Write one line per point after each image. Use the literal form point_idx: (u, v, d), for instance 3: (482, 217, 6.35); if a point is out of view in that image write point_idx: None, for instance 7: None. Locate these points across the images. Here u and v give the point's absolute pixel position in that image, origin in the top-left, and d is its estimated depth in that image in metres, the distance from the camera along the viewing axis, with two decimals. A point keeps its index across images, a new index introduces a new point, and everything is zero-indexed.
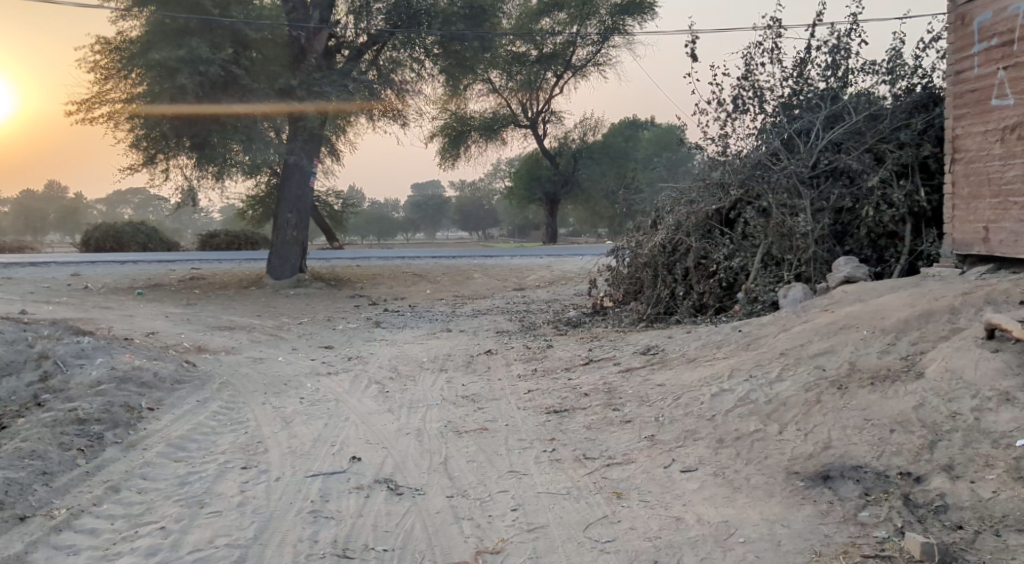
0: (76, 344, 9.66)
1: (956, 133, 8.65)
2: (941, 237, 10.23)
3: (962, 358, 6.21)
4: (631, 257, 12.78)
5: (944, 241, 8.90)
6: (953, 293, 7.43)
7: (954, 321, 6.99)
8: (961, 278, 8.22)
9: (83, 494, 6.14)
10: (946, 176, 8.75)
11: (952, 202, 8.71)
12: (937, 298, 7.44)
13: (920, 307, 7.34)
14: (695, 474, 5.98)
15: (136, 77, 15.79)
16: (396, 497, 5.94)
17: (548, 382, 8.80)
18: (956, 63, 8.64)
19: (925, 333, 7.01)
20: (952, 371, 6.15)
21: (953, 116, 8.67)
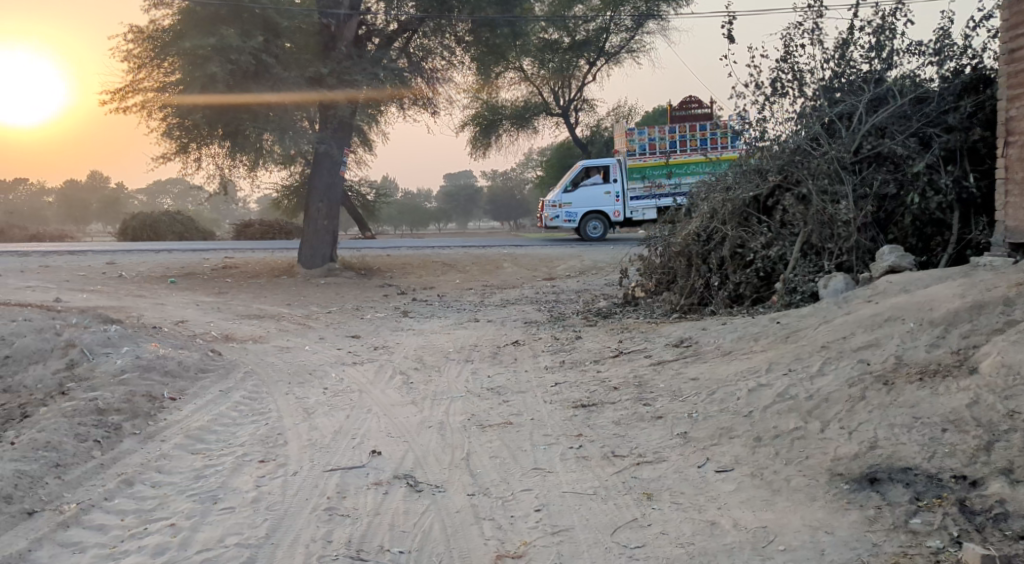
0: (103, 332, 9.46)
1: (1011, 114, 8.18)
2: (991, 225, 9.81)
3: (1019, 353, 5.78)
4: (665, 246, 12.40)
5: (996, 228, 8.42)
6: (1007, 284, 6.98)
7: (1008, 313, 6.55)
8: (1015, 268, 7.73)
9: (95, 487, 5.92)
10: (998, 160, 8.29)
11: (1005, 186, 8.25)
12: (991, 288, 7.00)
13: (971, 299, 6.91)
14: (730, 476, 5.63)
15: (169, 65, 15.61)
16: (416, 495, 5.65)
17: (577, 374, 8.48)
18: (1011, 41, 8.16)
19: (977, 326, 6.58)
20: (1010, 367, 5.72)
21: (1007, 97, 8.20)
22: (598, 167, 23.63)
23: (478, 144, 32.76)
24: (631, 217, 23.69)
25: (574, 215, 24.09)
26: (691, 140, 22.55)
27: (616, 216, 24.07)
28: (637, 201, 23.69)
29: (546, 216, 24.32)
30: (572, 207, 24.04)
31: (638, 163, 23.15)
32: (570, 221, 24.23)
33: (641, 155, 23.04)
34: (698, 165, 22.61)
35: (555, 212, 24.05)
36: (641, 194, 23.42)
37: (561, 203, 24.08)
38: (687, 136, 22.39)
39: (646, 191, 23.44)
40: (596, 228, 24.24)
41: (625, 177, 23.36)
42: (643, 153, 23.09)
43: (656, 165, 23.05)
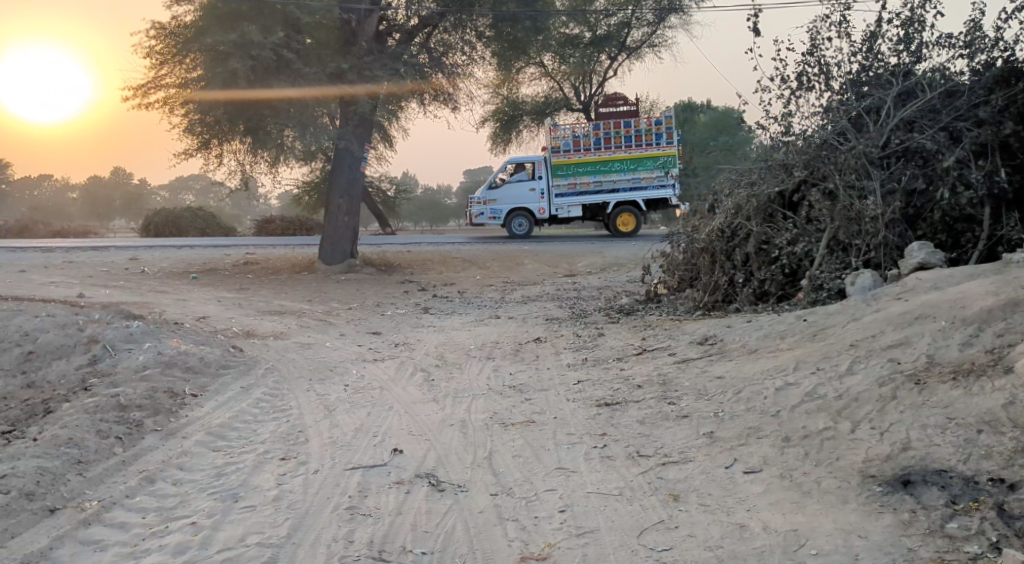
0: (126, 327, 9.44)
1: None
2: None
3: None
4: (688, 243, 12.26)
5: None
6: None
7: None
8: None
9: (117, 484, 5.88)
10: None
11: None
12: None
13: (1005, 296, 6.75)
14: (758, 477, 5.52)
15: (191, 61, 15.60)
16: (438, 494, 5.57)
17: (600, 372, 8.38)
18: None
19: (1011, 324, 6.42)
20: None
21: None
22: (523, 163, 23.58)
23: (498, 140, 32.68)
24: (556, 214, 23.76)
25: (500, 212, 24.10)
26: (616, 138, 23.25)
27: (541, 214, 23.99)
28: (562, 198, 23.75)
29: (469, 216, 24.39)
30: (497, 205, 24.04)
31: (563, 160, 23.40)
32: (495, 218, 24.31)
33: (567, 153, 23.27)
34: (623, 162, 23.39)
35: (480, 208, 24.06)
36: (568, 191, 23.59)
37: (487, 200, 24.17)
38: (611, 134, 23.19)
39: (573, 189, 23.63)
40: (521, 225, 24.10)
41: (551, 174, 23.50)
42: (569, 150, 23.32)
43: (582, 162, 23.41)
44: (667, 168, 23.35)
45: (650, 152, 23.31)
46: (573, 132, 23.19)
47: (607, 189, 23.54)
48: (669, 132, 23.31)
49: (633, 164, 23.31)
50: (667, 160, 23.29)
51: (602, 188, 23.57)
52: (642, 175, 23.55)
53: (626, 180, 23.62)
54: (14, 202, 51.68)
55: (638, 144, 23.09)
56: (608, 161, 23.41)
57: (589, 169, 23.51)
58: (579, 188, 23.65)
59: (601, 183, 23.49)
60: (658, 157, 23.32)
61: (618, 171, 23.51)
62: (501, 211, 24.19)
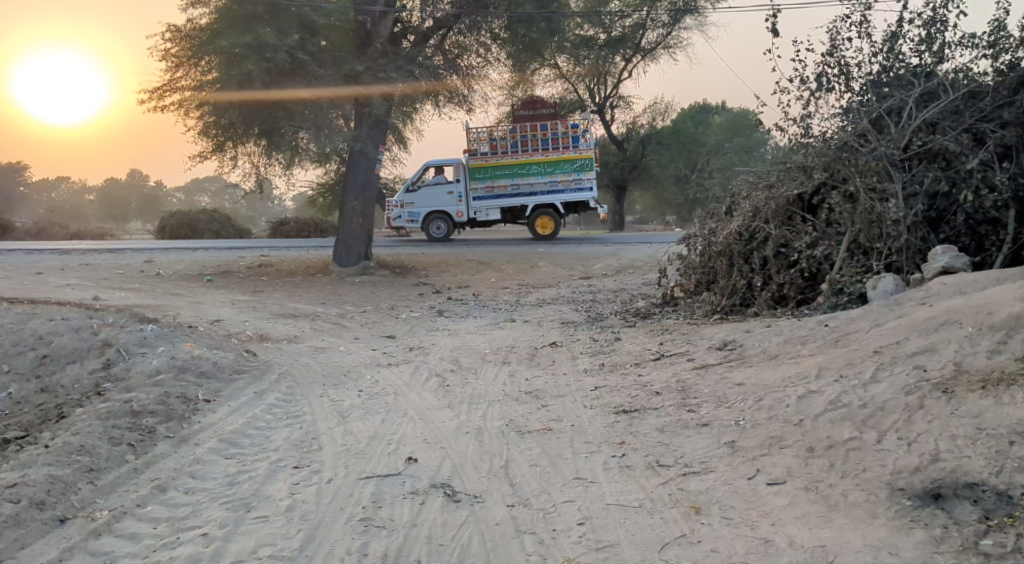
0: (140, 331, 9.36)
1: None
2: None
3: None
4: (705, 245, 12.09)
5: None
6: None
7: None
8: None
9: (128, 493, 5.79)
10: None
11: None
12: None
13: None
14: (782, 489, 5.39)
15: (207, 63, 15.50)
16: (453, 506, 5.46)
17: (617, 378, 8.24)
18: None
19: None
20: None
21: None
22: (441, 166, 23.03)
23: None
24: (473, 217, 23.15)
25: (417, 214, 23.58)
26: (533, 140, 22.48)
27: (458, 216, 23.41)
28: (479, 202, 23.10)
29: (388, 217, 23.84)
30: (414, 207, 23.52)
31: (480, 163, 22.71)
32: (414, 221, 23.78)
33: (483, 156, 22.58)
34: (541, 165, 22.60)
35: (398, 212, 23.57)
36: (484, 195, 22.96)
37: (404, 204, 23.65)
38: (527, 137, 22.37)
39: (489, 192, 22.96)
40: (440, 229, 23.56)
41: (465, 177, 22.91)
42: (486, 152, 22.59)
43: (498, 165, 22.68)
44: (584, 171, 22.52)
45: (568, 155, 22.47)
46: (488, 135, 22.42)
47: (525, 192, 22.77)
48: (586, 134, 22.53)
49: (547, 166, 22.43)
50: (584, 163, 22.48)
51: (518, 192, 22.81)
52: (561, 178, 22.73)
53: (543, 183, 22.86)
54: (31, 204, 52.00)
55: (556, 148, 22.22)
56: (525, 164, 22.61)
57: (506, 172, 22.77)
58: (496, 191, 22.96)
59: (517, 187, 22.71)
60: (576, 161, 22.52)
61: (536, 174, 22.70)
62: (418, 214, 23.67)
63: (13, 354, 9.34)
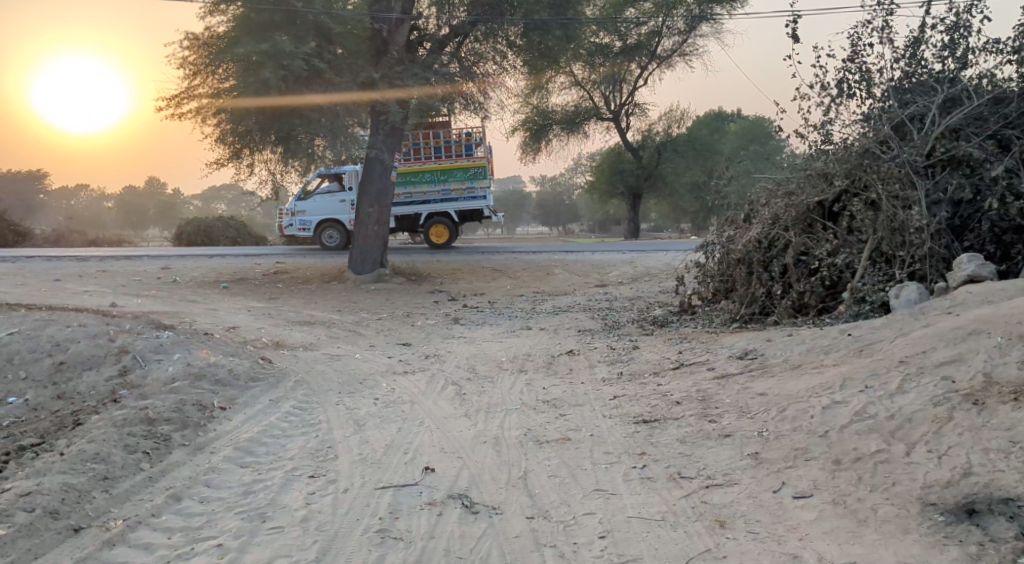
0: (156, 338, 9.29)
1: None
2: None
3: None
4: (723, 253, 11.95)
5: None
6: None
7: None
8: None
9: (143, 502, 5.71)
10: None
11: None
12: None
13: None
14: (810, 503, 5.37)
15: (223, 72, 15.57)
16: (471, 517, 5.37)
17: (636, 387, 8.13)
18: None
19: None
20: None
21: None
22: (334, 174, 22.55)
23: (528, 148, 32.35)
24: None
25: (309, 223, 22.99)
26: (425, 148, 22.39)
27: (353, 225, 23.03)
28: None
29: (278, 226, 23.06)
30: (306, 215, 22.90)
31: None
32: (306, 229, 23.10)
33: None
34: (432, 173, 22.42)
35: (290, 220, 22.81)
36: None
37: (296, 211, 22.92)
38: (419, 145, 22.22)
39: None
40: (334, 238, 22.97)
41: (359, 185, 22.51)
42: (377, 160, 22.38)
43: (392, 174, 22.44)
44: (476, 179, 22.60)
45: (460, 163, 22.51)
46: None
47: (419, 201, 22.61)
48: (477, 144, 22.69)
49: (442, 175, 22.43)
50: (477, 171, 22.53)
51: (411, 201, 22.59)
52: (453, 186, 22.71)
53: (436, 192, 22.73)
54: (50, 212, 52.31)
55: (447, 156, 22.27)
56: (418, 172, 22.45)
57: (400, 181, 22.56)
58: (388, 200, 22.70)
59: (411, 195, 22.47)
60: (468, 169, 22.57)
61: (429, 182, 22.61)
62: (310, 222, 23.06)
63: (29, 361, 9.28)
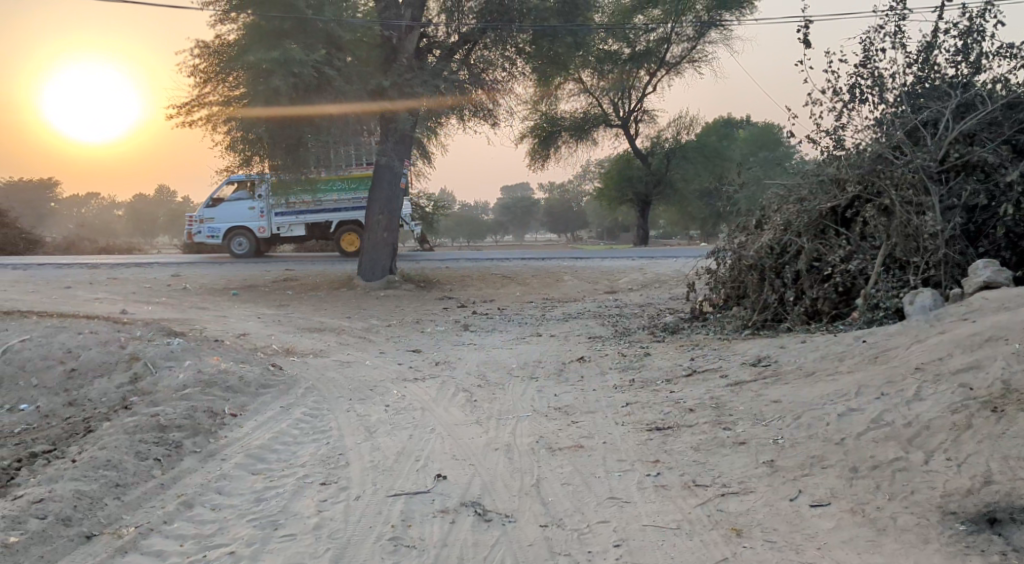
0: (167, 345, 9.27)
1: None
2: None
3: None
4: (735, 259, 11.89)
5: None
6: None
7: None
8: None
9: (154, 509, 5.68)
10: None
11: None
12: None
13: None
14: (827, 511, 5.32)
15: (234, 80, 15.62)
16: (485, 525, 5.32)
17: (648, 394, 8.07)
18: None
19: None
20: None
21: None
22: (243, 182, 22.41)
23: (537, 155, 32.30)
24: (275, 232, 22.84)
25: (218, 230, 22.96)
26: None
27: (262, 232, 23.03)
28: (282, 217, 22.84)
29: (187, 232, 23.10)
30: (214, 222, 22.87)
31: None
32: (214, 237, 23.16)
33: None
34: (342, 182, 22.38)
35: (197, 227, 22.89)
36: (286, 211, 22.69)
37: (204, 219, 22.99)
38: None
39: (291, 209, 22.75)
40: (241, 246, 22.72)
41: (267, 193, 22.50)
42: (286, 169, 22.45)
43: (303, 182, 22.52)
44: None
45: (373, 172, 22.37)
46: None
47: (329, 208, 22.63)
48: None
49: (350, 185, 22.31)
50: None
51: (322, 208, 22.63)
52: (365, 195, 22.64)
53: (348, 200, 22.69)
54: (61, 220, 52.54)
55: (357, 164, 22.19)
56: (330, 180, 22.47)
57: (310, 189, 22.62)
58: (299, 207, 22.76)
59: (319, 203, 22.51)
60: None
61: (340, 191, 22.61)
62: (218, 230, 23.11)
63: (41, 368, 9.27)
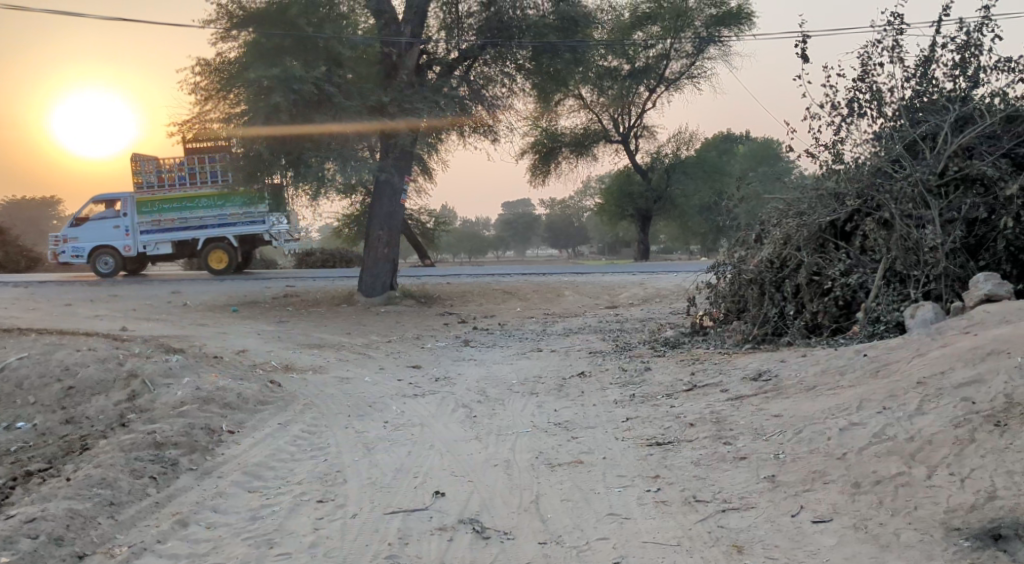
0: (166, 362, 9.20)
1: None
2: None
3: None
4: (735, 273, 11.86)
5: None
6: None
7: None
8: None
9: (148, 528, 5.62)
10: None
11: None
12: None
13: None
14: (829, 527, 5.27)
15: (235, 97, 15.51)
16: (483, 542, 5.27)
17: (648, 409, 8.02)
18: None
19: None
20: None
21: None
22: (109, 200, 22.74)
23: (537, 172, 32.33)
24: (142, 251, 22.92)
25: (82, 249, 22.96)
26: (200, 174, 22.62)
27: (128, 251, 23.04)
28: (148, 236, 22.96)
29: (52, 253, 23.29)
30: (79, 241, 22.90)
31: (147, 197, 22.73)
32: (79, 257, 23.11)
33: (148, 189, 22.58)
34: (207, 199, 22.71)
35: (61, 247, 22.91)
36: (152, 229, 22.88)
37: (69, 238, 23.05)
38: (193, 170, 22.51)
39: (157, 226, 22.91)
40: (108, 263, 23.09)
41: (133, 211, 22.71)
42: (151, 187, 22.64)
43: (166, 200, 22.74)
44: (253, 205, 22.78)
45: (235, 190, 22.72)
46: (155, 168, 22.46)
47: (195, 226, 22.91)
48: None
49: (215, 201, 22.72)
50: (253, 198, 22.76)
51: (186, 226, 22.91)
52: (231, 211, 23.05)
53: (212, 218, 22.98)
54: None
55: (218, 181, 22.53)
56: (193, 198, 22.77)
57: (174, 206, 22.87)
58: (164, 225, 22.95)
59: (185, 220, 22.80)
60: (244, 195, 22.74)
61: (204, 208, 22.95)
62: (84, 249, 23.15)
63: (38, 386, 9.21)
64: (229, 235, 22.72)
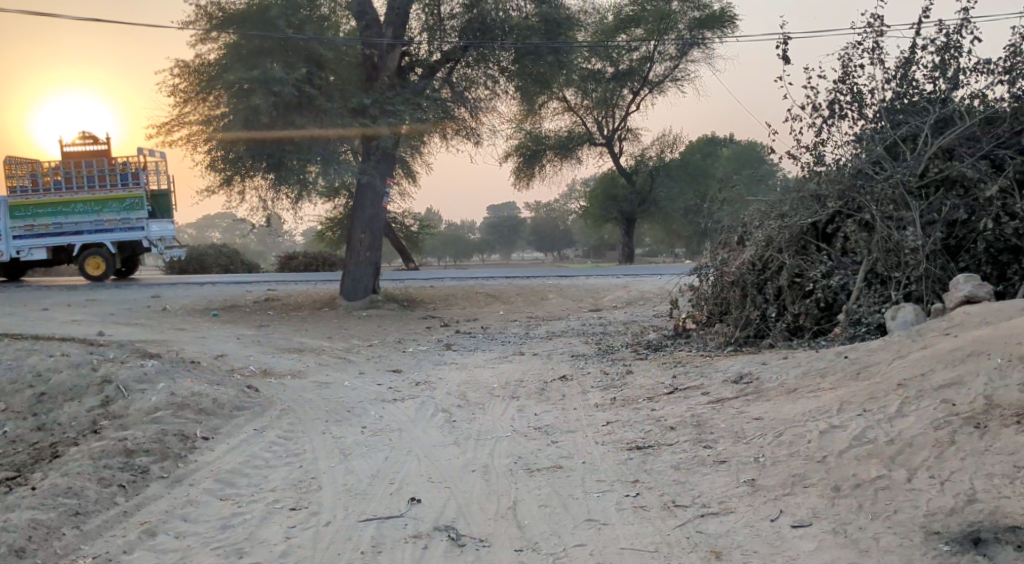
0: (140, 367, 9.06)
1: None
2: None
3: None
4: (717, 276, 11.82)
5: None
6: None
7: None
8: None
9: (115, 538, 5.51)
10: None
11: None
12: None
13: None
14: (808, 532, 5.22)
15: (214, 98, 15.47)
16: (458, 549, 5.18)
17: (629, 412, 7.95)
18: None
19: None
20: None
21: None
22: None
23: (521, 174, 32.26)
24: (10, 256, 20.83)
25: None
26: (76, 176, 20.61)
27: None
28: (17, 242, 20.86)
29: None
30: None
31: (16, 201, 20.66)
32: None
33: (17, 193, 20.52)
34: (84, 204, 20.70)
35: None
36: (20, 234, 20.75)
37: None
38: (69, 173, 20.56)
39: (27, 232, 20.80)
40: None
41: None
42: (21, 189, 20.55)
43: (37, 204, 20.66)
44: (134, 211, 20.84)
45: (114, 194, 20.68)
46: (29, 169, 20.43)
47: (70, 232, 20.83)
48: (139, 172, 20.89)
49: (91, 206, 20.67)
50: (133, 203, 20.76)
51: (61, 232, 20.81)
52: (108, 218, 20.92)
53: (89, 223, 20.93)
54: None
55: (98, 184, 20.53)
56: (69, 202, 20.75)
57: (48, 210, 20.79)
58: (34, 230, 20.82)
59: (59, 226, 20.73)
60: (124, 200, 20.74)
61: (81, 213, 20.85)
62: None
63: (10, 393, 9.05)
64: (105, 242, 20.67)
